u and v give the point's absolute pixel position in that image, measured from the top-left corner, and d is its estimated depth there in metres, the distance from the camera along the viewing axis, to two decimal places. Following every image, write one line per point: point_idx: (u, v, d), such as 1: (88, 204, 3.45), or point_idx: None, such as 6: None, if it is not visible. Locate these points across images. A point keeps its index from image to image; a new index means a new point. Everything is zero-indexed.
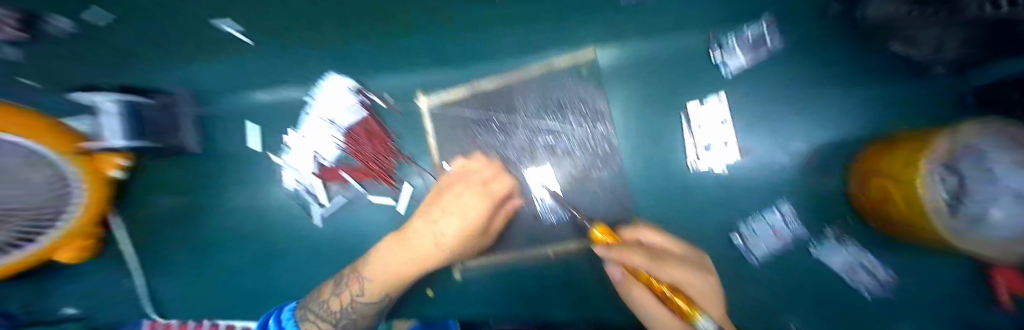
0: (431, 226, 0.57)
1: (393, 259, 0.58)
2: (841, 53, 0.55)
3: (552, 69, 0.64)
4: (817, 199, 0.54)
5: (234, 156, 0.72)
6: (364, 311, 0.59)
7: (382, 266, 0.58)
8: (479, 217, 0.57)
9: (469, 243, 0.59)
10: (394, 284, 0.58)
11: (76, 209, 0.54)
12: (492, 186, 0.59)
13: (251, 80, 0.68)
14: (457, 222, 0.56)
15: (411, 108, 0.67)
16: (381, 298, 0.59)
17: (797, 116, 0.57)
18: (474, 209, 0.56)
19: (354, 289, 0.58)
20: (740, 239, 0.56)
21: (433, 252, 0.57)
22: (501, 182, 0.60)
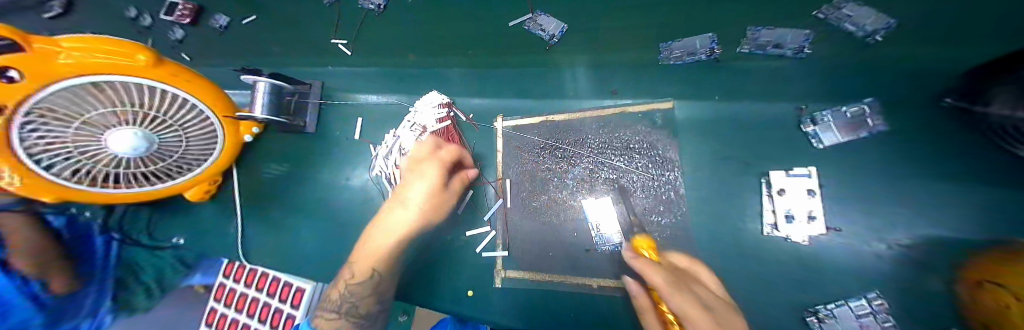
0: (391, 209, 0.60)
1: (367, 242, 0.61)
2: (951, 145, 0.51)
3: (626, 112, 0.69)
4: (922, 302, 0.48)
5: (334, 142, 0.84)
6: (360, 295, 0.57)
7: (370, 249, 0.59)
8: (430, 191, 0.59)
9: (438, 207, 0.60)
10: (390, 256, 0.59)
11: (214, 155, 0.69)
12: (441, 151, 0.62)
13: (366, 82, 0.83)
14: (405, 206, 0.58)
15: (489, 127, 0.76)
16: (373, 272, 0.58)
17: (902, 204, 0.52)
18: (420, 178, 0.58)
19: (348, 275, 0.59)
20: (815, 319, 0.50)
21: (383, 241, 0.59)
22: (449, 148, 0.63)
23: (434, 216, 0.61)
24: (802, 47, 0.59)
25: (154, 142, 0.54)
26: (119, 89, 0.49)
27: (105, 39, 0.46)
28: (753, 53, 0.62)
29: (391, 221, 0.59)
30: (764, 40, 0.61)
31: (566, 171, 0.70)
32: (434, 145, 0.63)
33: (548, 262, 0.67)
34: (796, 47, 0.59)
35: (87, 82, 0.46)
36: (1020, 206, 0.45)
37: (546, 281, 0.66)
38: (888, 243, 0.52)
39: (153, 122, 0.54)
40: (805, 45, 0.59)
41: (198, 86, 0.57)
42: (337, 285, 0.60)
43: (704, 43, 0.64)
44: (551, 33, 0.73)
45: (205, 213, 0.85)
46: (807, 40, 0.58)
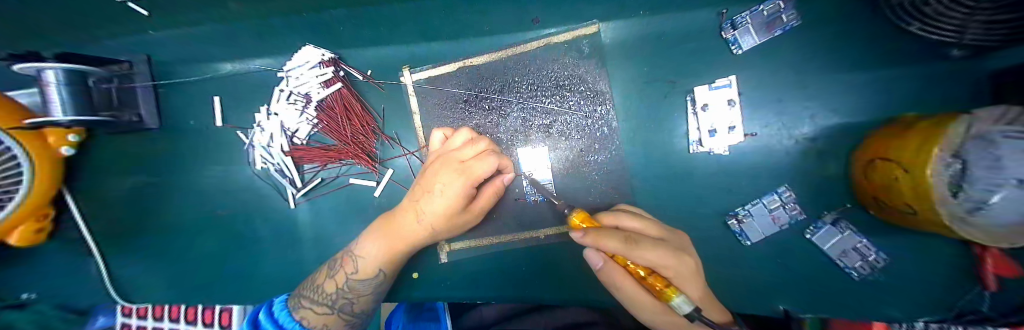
0: (414, 205, 0.50)
1: (388, 232, 0.52)
2: (853, 31, 0.51)
3: (550, 45, 0.60)
4: (818, 187, 0.52)
5: (202, 138, 0.66)
6: (360, 291, 0.52)
7: (377, 249, 0.51)
8: (456, 201, 0.47)
9: (459, 223, 0.52)
10: (395, 261, 0.52)
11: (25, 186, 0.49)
12: (471, 164, 0.45)
13: (214, 47, 0.61)
14: (433, 204, 0.48)
15: (396, 85, 0.62)
16: (375, 274, 0.52)
17: (808, 99, 0.54)
18: (449, 186, 0.46)
19: (349, 267, 0.52)
20: (736, 221, 0.53)
21: (417, 232, 0.51)
22: (487, 164, 0.45)
23: (446, 233, 0.53)
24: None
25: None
26: None
27: None
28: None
29: (417, 215, 0.49)
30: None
31: (496, 124, 0.61)
32: (470, 141, 0.49)
33: (487, 225, 0.62)
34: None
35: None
36: (907, 82, 0.50)
37: (489, 243, 0.62)
38: (796, 139, 0.54)
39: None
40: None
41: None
42: (331, 273, 0.53)
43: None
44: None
45: (48, 261, 0.65)
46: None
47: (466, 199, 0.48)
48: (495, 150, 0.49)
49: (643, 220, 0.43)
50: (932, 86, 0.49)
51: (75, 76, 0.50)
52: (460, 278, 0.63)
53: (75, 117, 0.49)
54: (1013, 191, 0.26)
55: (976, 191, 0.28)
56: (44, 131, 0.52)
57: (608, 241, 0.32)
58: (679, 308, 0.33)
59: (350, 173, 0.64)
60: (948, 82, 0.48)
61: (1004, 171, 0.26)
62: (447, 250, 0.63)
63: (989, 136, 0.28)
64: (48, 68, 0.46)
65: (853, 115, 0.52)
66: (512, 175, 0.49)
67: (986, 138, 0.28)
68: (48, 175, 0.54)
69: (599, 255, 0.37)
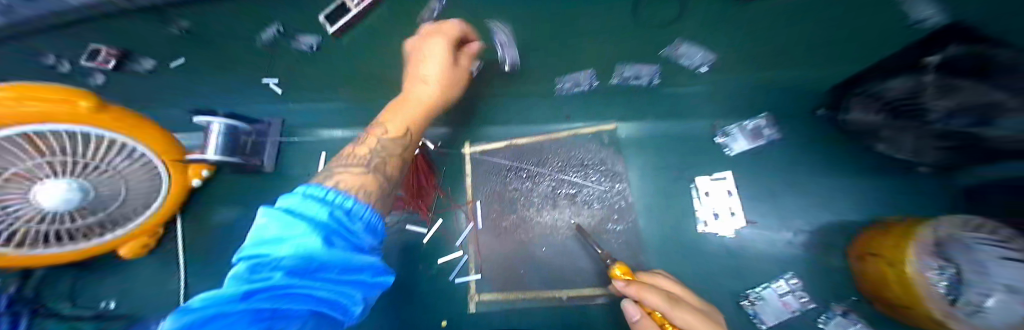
0: (414, 82, 0.59)
1: (397, 107, 0.58)
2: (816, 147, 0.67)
3: (579, 134, 0.77)
4: (822, 276, 0.58)
5: (296, 181, 0.84)
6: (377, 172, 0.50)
7: (397, 123, 0.56)
8: (445, 65, 0.57)
9: (456, 78, 0.60)
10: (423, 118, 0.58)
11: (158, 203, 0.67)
12: (443, 28, 0.57)
13: (333, 119, 0.85)
14: (431, 70, 0.57)
15: (456, 154, 0.80)
16: (405, 133, 0.56)
17: (795, 196, 0.64)
18: (434, 62, 0.57)
19: (372, 142, 0.54)
20: (748, 302, 0.58)
21: (424, 92, 0.58)
22: (434, 46, 0.56)
23: (450, 91, 0.62)
24: (653, 78, 0.68)
25: (87, 192, 0.49)
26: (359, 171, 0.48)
27: (39, 86, 0.41)
28: (620, 84, 0.71)
29: (421, 79, 0.58)
30: (627, 75, 0.69)
31: (531, 189, 0.76)
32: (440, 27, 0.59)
33: (518, 278, 0.70)
34: (648, 78, 0.68)
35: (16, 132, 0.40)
36: (870, 190, 0.62)
37: (515, 297, 0.68)
38: (794, 229, 0.62)
39: (84, 168, 0.49)
40: (656, 76, 0.68)
41: (123, 122, 0.50)
42: (357, 147, 0.54)
43: (584, 77, 0.71)
44: (698, 63, 0.66)
45: (142, 269, 0.77)
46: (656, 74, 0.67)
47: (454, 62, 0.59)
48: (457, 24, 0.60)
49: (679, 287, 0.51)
50: (888, 197, 0.62)
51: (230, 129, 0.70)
52: None
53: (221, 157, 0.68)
54: (1002, 296, 0.36)
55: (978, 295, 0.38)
56: (188, 165, 0.68)
57: (651, 296, 0.42)
58: None
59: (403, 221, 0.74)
60: (902, 196, 0.61)
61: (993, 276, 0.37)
62: (476, 300, 0.69)
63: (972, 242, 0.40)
64: (217, 122, 0.67)
65: (836, 214, 0.62)
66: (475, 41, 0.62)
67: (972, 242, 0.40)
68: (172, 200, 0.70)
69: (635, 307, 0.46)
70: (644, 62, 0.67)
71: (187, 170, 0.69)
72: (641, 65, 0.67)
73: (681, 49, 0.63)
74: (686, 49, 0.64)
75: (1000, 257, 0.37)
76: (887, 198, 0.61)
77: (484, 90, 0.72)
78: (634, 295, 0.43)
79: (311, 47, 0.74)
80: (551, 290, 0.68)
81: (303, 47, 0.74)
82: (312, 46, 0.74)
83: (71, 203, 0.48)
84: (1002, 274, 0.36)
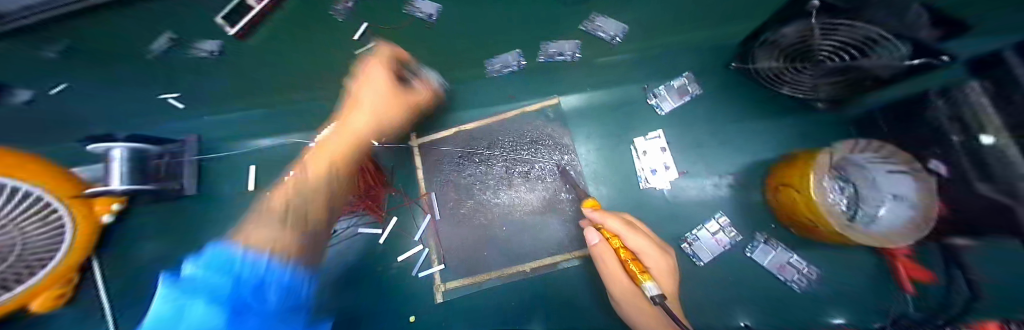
0: (355, 109, 0.60)
1: (324, 148, 0.57)
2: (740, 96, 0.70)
3: (525, 112, 0.77)
4: (752, 213, 0.63)
5: (228, 202, 0.77)
6: (284, 240, 0.40)
7: (299, 198, 0.48)
8: (388, 93, 0.59)
9: (399, 105, 0.62)
10: (351, 158, 0.59)
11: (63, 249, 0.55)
12: (374, 66, 0.60)
13: (258, 127, 0.78)
14: (369, 93, 0.59)
15: (402, 148, 0.77)
16: (343, 165, 0.57)
17: (724, 144, 0.69)
18: (376, 87, 0.59)
19: (283, 196, 0.49)
20: (687, 244, 0.62)
21: (362, 124, 0.59)
22: (378, 71, 0.59)
23: (396, 115, 0.64)
24: (576, 52, 0.72)
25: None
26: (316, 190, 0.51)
27: None
28: (547, 62, 0.74)
29: (361, 107, 0.59)
30: (552, 51, 0.72)
31: (486, 173, 0.75)
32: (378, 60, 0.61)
33: (482, 261, 0.70)
34: (570, 53, 0.72)
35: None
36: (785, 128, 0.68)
37: (482, 280, 0.68)
38: (725, 174, 0.67)
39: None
40: (577, 51, 0.72)
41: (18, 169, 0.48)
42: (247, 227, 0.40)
43: (512, 57, 0.73)
44: (613, 34, 0.70)
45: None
46: (577, 48, 0.71)
47: (396, 93, 0.61)
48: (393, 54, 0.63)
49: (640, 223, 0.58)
50: (800, 131, 0.68)
51: (134, 154, 0.61)
52: (454, 316, 0.67)
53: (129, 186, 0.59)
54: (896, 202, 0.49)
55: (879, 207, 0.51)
56: (93, 199, 0.61)
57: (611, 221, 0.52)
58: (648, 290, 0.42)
59: (357, 223, 0.72)
60: (808, 128, 0.67)
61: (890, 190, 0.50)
62: (442, 291, 0.69)
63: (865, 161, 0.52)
64: (118, 148, 0.58)
65: (759, 154, 0.67)
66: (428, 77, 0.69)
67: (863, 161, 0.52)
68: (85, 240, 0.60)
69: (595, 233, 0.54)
70: (565, 39, 0.72)
71: (93, 207, 0.61)
72: (563, 41, 0.72)
73: (596, 21, 0.70)
74: (602, 22, 0.70)
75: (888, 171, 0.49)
76: (803, 134, 0.67)
77: None
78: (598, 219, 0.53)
79: (212, 53, 0.71)
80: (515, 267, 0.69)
81: (202, 54, 0.71)
82: (214, 52, 0.71)
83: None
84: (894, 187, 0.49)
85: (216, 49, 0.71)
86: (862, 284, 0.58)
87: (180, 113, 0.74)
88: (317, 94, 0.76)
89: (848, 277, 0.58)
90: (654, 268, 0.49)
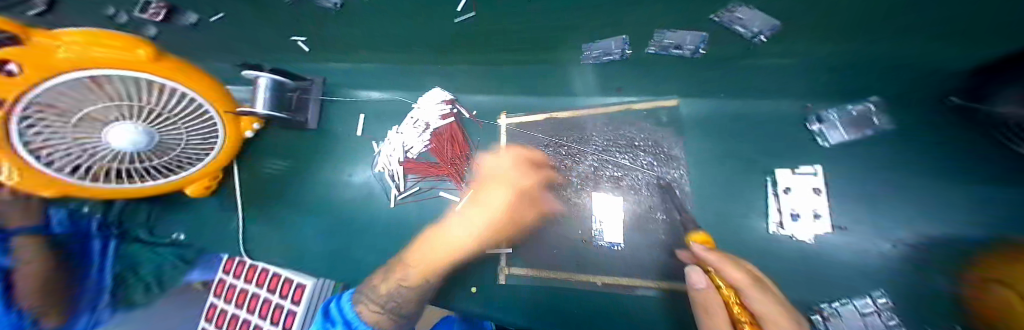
0: (461, 218, 0.67)
1: (421, 245, 0.68)
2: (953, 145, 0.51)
3: (631, 109, 0.69)
4: (931, 304, 0.47)
5: (337, 140, 0.85)
6: (409, 297, 0.59)
7: (425, 260, 0.63)
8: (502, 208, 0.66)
9: (512, 219, 0.67)
10: (438, 271, 0.63)
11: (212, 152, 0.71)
12: (513, 171, 0.69)
13: (368, 78, 0.83)
14: (476, 215, 0.66)
15: (492, 125, 0.77)
16: (425, 278, 0.61)
17: (908, 205, 0.52)
18: (501, 193, 0.67)
19: (402, 274, 0.62)
20: (820, 317, 0.50)
21: (462, 239, 0.65)
22: (513, 168, 0.70)
23: (497, 235, 0.67)
24: (696, 47, 0.63)
25: (153, 136, 0.56)
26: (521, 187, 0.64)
27: (112, 34, 0.49)
28: (659, 53, 0.67)
29: (462, 228, 0.65)
30: (668, 42, 0.64)
31: (570, 168, 0.69)
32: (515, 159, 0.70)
33: (551, 257, 0.66)
34: (691, 47, 0.63)
35: (90, 75, 0.47)
36: None
37: (550, 277, 0.66)
38: (893, 242, 0.51)
39: (153, 116, 0.55)
40: (701, 46, 0.63)
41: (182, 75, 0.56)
42: (385, 279, 0.62)
43: (618, 44, 0.68)
44: (757, 30, 0.57)
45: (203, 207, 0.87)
46: (702, 42, 0.62)
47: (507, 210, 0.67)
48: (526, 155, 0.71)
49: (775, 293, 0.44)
50: None
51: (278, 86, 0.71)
52: (514, 302, 0.68)
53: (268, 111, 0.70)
54: None
55: None
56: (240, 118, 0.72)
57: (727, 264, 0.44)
58: None
59: (437, 187, 0.76)
60: None
61: None
62: (505, 273, 0.68)
63: None
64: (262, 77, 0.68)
65: None
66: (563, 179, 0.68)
67: None
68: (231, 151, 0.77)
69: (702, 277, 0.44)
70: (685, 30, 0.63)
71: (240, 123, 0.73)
72: (685, 31, 0.63)
73: (736, 12, 0.58)
74: (744, 13, 0.58)
75: None
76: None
77: (514, 67, 0.76)
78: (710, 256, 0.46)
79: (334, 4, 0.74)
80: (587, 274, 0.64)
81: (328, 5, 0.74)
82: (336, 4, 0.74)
83: (141, 146, 0.55)
84: None
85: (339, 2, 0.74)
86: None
87: (310, 54, 0.82)
88: (425, 55, 0.79)
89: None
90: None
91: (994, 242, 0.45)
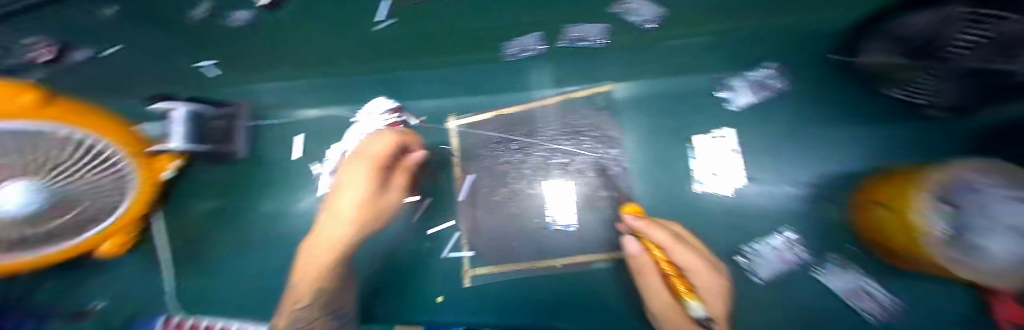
0: (330, 222, 0.62)
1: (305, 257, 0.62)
2: (824, 96, 0.62)
3: (570, 99, 0.72)
4: (821, 232, 0.58)
5: (274, 170, 0.79)
6: (310, 316, 0.56)
7: (309, 272, 0.59)
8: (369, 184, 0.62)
9: (377, 203, 0.63)
10: (328, 272, 0.58)
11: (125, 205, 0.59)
12: (369, 148, 0.65)
13: (305, 98, 0.79)
14: (339, 221, 0.61)
15: (442, 129, 0.75)
16: (316, 292, 0.57)
17: (799, 151, 0.63)
18: (353, 193, 0.62)
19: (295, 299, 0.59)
20: (743, 258, 0.58)
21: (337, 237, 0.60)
22: (378, 144, 0.65)
23: (374, 220, 0.64)
24: (601, 38, 0.68)
25: None
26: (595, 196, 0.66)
27: None
28: (570, 47, 0.70)
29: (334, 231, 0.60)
30: (575, 35, 0.68)
31: (522, 161, 0.72)
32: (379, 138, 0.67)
33: (514, 251, 0.68)
34: (596, 38, 0.68)
35: None
36: (890, 139, 0.58)
37: (514, 269, 0.67)
38: (793, 185, 0.62)
39: None
40: (604, 36, 0.67)
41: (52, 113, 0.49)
42: (286, 309, 0.61)
43: (534, 40, 0.70)
44: (647, 18, 0.66)
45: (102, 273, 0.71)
46: (604, 33, 0.67)
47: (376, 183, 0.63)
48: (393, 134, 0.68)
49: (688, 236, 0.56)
50: (916, 142, 0.56)
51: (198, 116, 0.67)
52: (478, 304, 0.66)
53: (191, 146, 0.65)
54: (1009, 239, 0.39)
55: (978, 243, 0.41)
56: (158, 157, 0.65)
57: (656, 233, 0.51)
58: (694, 312, 0.42)
59: None
60: (933, 138, 0.55)
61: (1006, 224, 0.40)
62: (469, 275, 0.68)
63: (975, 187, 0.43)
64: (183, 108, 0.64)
65: (848, 166, 0.60)
66: (418, 151, 0.70)
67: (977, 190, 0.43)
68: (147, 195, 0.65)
69: (637, 242, 0.52)
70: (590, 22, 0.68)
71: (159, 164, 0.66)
72: (588, 24, 0.68)
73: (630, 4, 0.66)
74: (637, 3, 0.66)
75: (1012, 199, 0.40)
76: (909, 148, 0.57)
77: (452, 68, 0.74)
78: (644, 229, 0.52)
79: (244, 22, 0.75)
80: (549, 260, 0.66)
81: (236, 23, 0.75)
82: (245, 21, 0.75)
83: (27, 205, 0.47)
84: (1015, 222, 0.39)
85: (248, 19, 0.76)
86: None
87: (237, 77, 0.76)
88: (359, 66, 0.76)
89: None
90: (699, 286, 0.46)
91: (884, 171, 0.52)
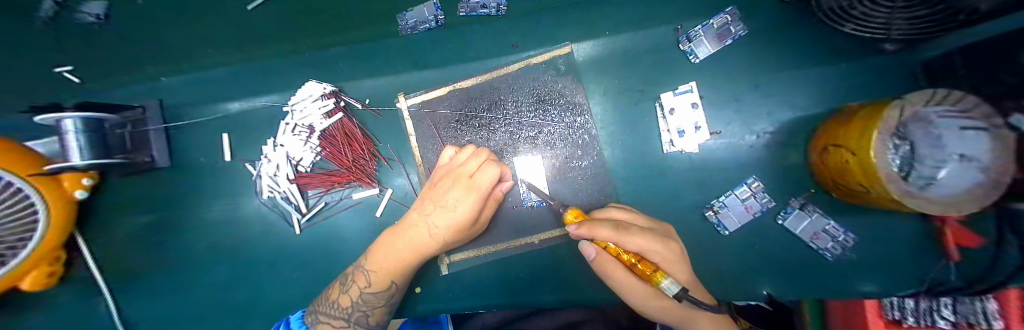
0: (424, 218, 0.53)
1: (388, 249, 0.53)
2: (786, 38, 0.60)
3: (530, 65, 0.66)
4: (781, 177, 0.60)
5: (215, 173, 0.72)
6: (375, 302, 0.54)
7: (387, 260, 0.53)
8: (470, 215, 0.52)
9: (465, 231, 0.55)
10: (404, 271, 0.54)
11: (34, 240, 0.48)
12: (478, 177, 0.51)
13: (226, 89, 0.68)
14: (430, 227, 0.53)
15: (392, 110, 0.68)
16: (389, 286, 0.53)
17: (763, 98, 0.62)
18: (450, 214, 0.52)
19: (362, 281, 0.53)
20: (713, 212, 0.60)
21: (430, 243, 0.53)
22: (488, 174, 0.50)
23: (455, 243, 0.57)
24: (500, 5, 0.57)
25: None
26: (565, 167, 0.65)
27: None
28: (470, 16, 0.59)
29: (430, 229, 0.53)
30: (473, 2, 0.58)
31: (486, 139, 0.66)
32: (473, 154, 0.54)
33: (487, 233, 0.65)
34: (493, 5, 0.57)
35: None
36: (839, 78, 0.59)
37: (492, 251, 0.65)
38: (757, 134, 0.62)
39: None
40: (502, 3, 0.57)
41: None
42: (341, 287, 0.55)
43: (429, 10, 0.58)
44: None
45: None
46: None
47: (476, 212, 0.53)
48: (496, 159, 0.54)
49: (630, 212, 0.52)
50: (859, 78, 0.59)
51: (91, 124, 0.50)
52: (461, 289, 0.66)
53: (93, 161, 0.51)
54: (956, 165, 0.38)
55: (926, 168, 0.41)
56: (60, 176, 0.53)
57: (601, 229, 0.39)
58: (668, 290, 0.36)
59: (352, 192, 0.69)
60: (872, 71, 0.58)
61: (949, 147, 0.39)
62: (447, 262, 0.65)
63: (930, 116, 0.40)
64: (66, 118, 0.47)
65: (807, 109, 0.60)
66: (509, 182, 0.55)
67: (930, 117, 0.40)
68: (60, 220, 0.53)
69: (594, 245, 0.43)
70: None
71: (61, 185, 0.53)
72: None
73: None
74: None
75: (959, 127, 0.38)
76: (847, 88, 0.60)
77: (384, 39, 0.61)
78: (585, 234, 0.39)
79: (99, 17, 0.52)
80: (528, 239, 0.64)
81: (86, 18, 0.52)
82: (102, 16, 0.52)
83: None
84: (958, 144, 0.38)
85: (105, 13, 0.52)
86: (901, 251, 0.55)
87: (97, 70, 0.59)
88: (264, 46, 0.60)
89: (886, 245, 0.56)
90: (661, 262, 0.42)
91: (844, 111, 0.52)
